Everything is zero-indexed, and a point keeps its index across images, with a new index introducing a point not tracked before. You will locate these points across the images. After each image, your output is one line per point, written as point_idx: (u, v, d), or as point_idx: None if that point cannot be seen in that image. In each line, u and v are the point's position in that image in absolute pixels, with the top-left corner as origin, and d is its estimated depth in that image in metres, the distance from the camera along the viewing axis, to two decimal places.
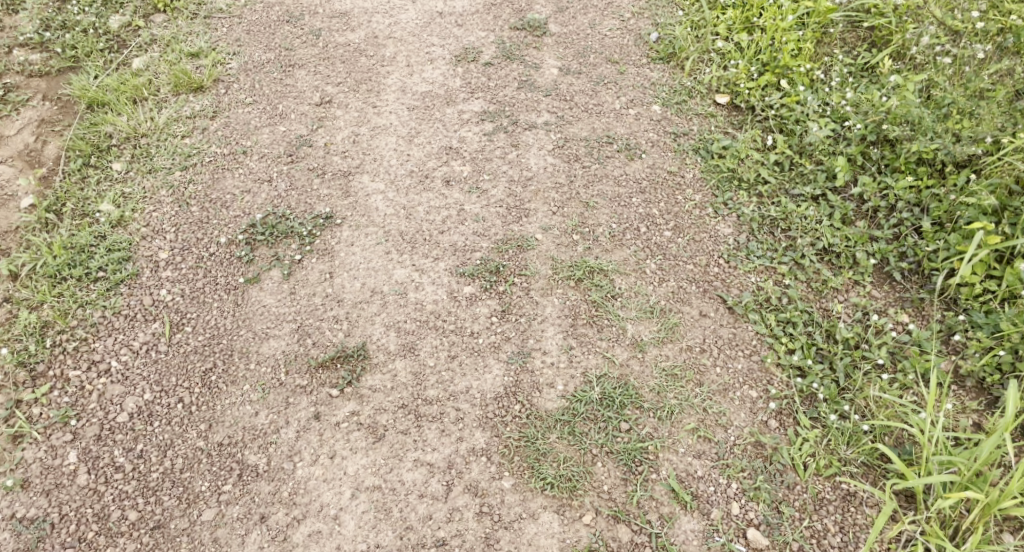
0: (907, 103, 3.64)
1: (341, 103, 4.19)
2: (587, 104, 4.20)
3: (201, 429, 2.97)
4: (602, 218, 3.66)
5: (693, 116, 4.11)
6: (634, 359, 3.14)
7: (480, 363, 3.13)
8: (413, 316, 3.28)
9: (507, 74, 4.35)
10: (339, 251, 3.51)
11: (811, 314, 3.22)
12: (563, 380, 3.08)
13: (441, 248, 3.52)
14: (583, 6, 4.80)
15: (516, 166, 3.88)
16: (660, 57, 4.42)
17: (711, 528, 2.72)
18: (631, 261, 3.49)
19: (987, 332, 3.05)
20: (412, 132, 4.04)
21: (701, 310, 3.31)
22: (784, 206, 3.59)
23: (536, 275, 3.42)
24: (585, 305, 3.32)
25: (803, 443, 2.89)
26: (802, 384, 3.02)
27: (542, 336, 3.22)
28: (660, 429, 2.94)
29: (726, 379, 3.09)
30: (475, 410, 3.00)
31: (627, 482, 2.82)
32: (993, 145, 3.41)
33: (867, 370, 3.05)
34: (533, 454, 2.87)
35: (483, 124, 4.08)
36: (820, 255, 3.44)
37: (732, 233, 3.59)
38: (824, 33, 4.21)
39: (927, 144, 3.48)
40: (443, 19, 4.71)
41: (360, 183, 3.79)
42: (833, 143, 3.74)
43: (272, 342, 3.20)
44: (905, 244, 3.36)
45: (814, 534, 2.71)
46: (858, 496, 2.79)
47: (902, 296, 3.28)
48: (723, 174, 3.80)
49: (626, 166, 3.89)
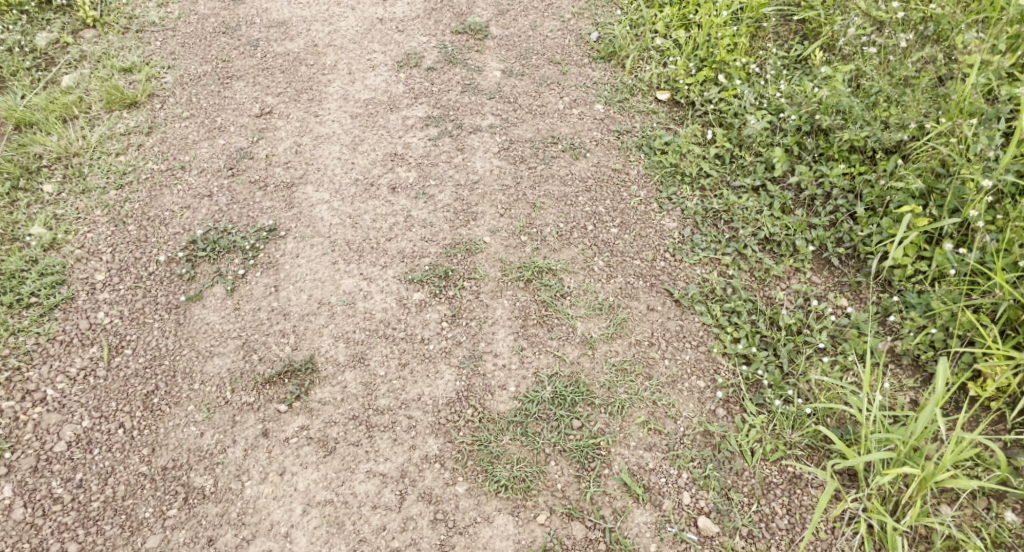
0: (838, 92, 3.74)
1: (282, 113, 4.14)
2: (531, 105, 4.23)
3: (144, 454, 2.90)
4: (549, 218, 3.69)
5: (635, 114, 4.17)
6: (585, 356, 3.17)
7: (432, 370, 3.13)
8: (362, 326, 3.26)
9: (450, 78, 4.35)
10: (284, 263, 3.46)
11: (754, 303, 3.30)
12: (515, 381, 3.10)
13: (389, 256, 3.50)
14: (523, 8, 4.84)
15: (462, 170, 3.88)
16: (602, 57, 4.48)
17: (663, 519, 2.76)
18: (579, 259, 3.52)
19: (920, 312, 3.16)
20: (356, 140, 4.01)
21: (649, 304, 3.36)
22: (725, 199, 3.67)
23: (485, 278, 3.43)
24: (535, 306, 3.34)
25: (749, 429, 2.96)
26: (747, 372, 3.10)
27: (492, 339, 3.23)
28: (612, 424, 2.98)
29: (674, 370, 3.14)
30: (427, 417, 2.99)
31: (580, 479, 2.85)
32: (918, 130, 3.50)
33: (809, 353, 3.13)
34: (486, 457, 2.88)
35: (428, 129, 4.08)
36: (761, 244, 3.53)
37: (677, 227, 3.65)
38: (757, 28, 4.34)
39: (857, 132, 3.58)
40: (384, 25, 4.69)
41: (304, 194, 3.75)
42: (770, 134, 3.83)
43: (217, 359, 3.15)
44: (841, 230, 3.47)
45: (763, 518, 2.77)
46: (804, 477, 2.86)
47: (840, 280, 3.39)
48: (666, 169, 3.87)
49: (571, 165, 3.93)
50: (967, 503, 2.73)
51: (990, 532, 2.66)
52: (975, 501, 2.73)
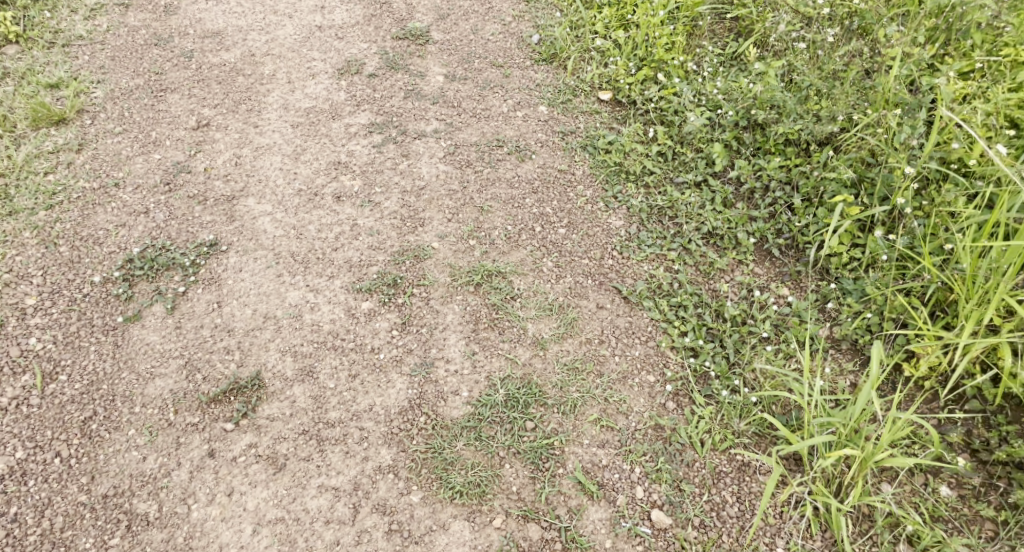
0: (771, 87, 3.84)
1: (220, 125, 4.06)
2: (475, 109, 4.23)
3: (83, 482, 2.80)
4: (497, 221, 3.69)
5: (579, 115, 4.21)
6: (536, 357, 3.19)
7: (383, 379, 3.10)
8: (310, 338, 3.21)
9: (392, 85, 4.33)
10: (227, 278, 3.39)
11: (700, 296, 3.36)
12: (467, 386, 3.09)
13: (336, 266, 3.46)
14: (463, 13, 4.84)
15: (408, 177, 3.86)
16: (543, 59, 4.51)
17: (617, 515, 2.78)
18: (528, 261, 3.54)
19: (856, 297, 3.26)
20: (298, 149, 3.96)
21: (598, 302, 3.40)
22: (669, 195, 3.73)
23: (435, 284, 3.42)
24: (485, 309, 3.34)
25: (699, 420, 3.01)
26: (695, 364, 3.15)
27: (444, 344, 3.22)
28: (565, 423, 3.00)
29: (624, 367, 3.18)
30: (380, 427, 2.96)
31: (535, 480, 2.86)
32: (847, 121, 3.61)
33: (753, 343, 3.20)
34: (440, 464, 2.87)
35: (371, 136, 4.05)
36: (705, 238, 3.60)
37: (623, 225, 3.70)
38: (694, 26, 4.44)
39: (791, 126, 3.68)
40: (323, 32, 4.64)
41: (246, 207, 3.68)
42: (710, 130, 3.91)
43: (159, 381, 3.07)
44: (780, 221, 3.56)
45: (714, 507, 2.81)
46: (752, 465, 2.92)
47: (781, 270, 3.48)
48: (611, 168, 3.91)
49: (517, 167, 3.95)
50: (906, 481, 2.83)
51: (928, 507, 2.75)
52: (913, 477, 2.83)
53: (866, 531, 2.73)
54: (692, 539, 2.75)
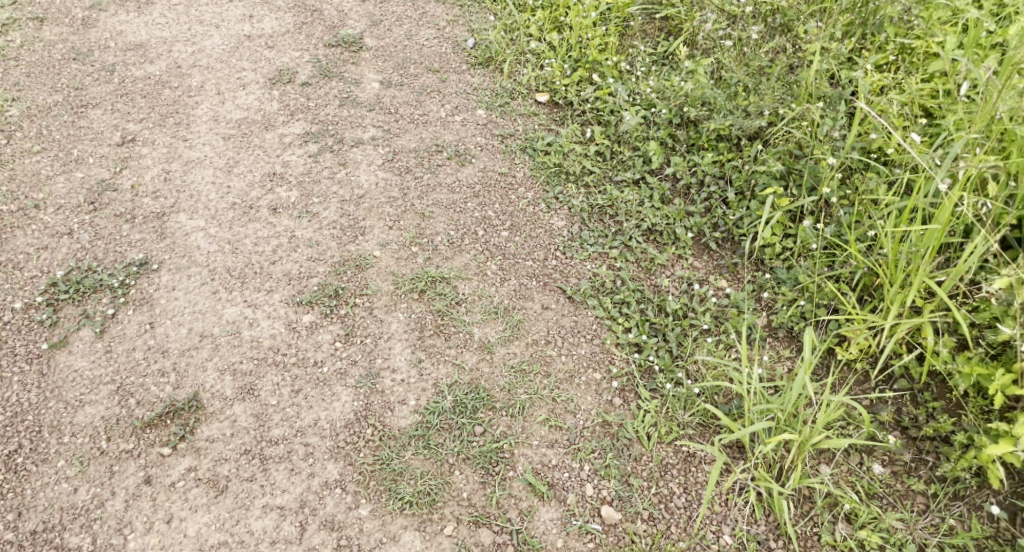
0: (702, 85, 3.93)
1: (146, 140, 3.93)
2: (412, 115, 4.20)
3: (10, 519, 2.68)
4: (439, 226, 3.68)
5: (517, 117, 4.22)
6: (483, 361, 3.18)
7: (327, 393, 3.05)
8: (250, 355, 3.14)
9: (326, 93, 4.26)
10: (159, 298, 3.29)
11: (642, 292, 3.40)
12: (415, 394, 3.06)
13: (275, 279, 3.39)
14: (397, 18, 4.80)
15: (346, 186, 3.81)
16: (479, 63, 4.51)
17: (568, 513, 2.79)
18: (472, 265, 3.53)
19: (790, 286, 3.35)
20: (231, 162, 3.87)
21: (543, 303, 3.41)
22: (609, 194, 3.77)
23: (378, 293, 3.38)
24: (430, 316, 3.32)
25: (645, 415, 3.04)
26: (639, 359, 3.19)
27: (389, 354, 3.18)
28: (514, 426, 3.00)
29: (571, 366, 3.20)
30: (325, 442, 2.91)
31: (486, 485, 2.85)
32: (774, 116, 3.72)
33: (695, 335, 3.25)
34: (389, 475, 2.83)
35: (307, 145, 3.98)
36: (645, 235, 3.65)
37: (565, 225, 3.72)
38: (626, 27, 4.51)
39: (722, 122, 3.78)
40: (252, 42, 4.55)
41: (177, 223, 3.58)
42: (645, 129, 3.98)
43: (90, 408, 2.96)
44: (716, 215, 3.64)
45: (662, 499, 2.85)
46: (697, 455, 2.97)
47: (719, 263, 3.54)
48: (551, 169, 3.93)
49: (457, 172, 3.94)
50: (842, 461, 2.91)
51: (864, 486, 2.84)
52: (849, 458, 2.92)
53: (807, 512, 2.80)
54: (642, 532, 2.77)
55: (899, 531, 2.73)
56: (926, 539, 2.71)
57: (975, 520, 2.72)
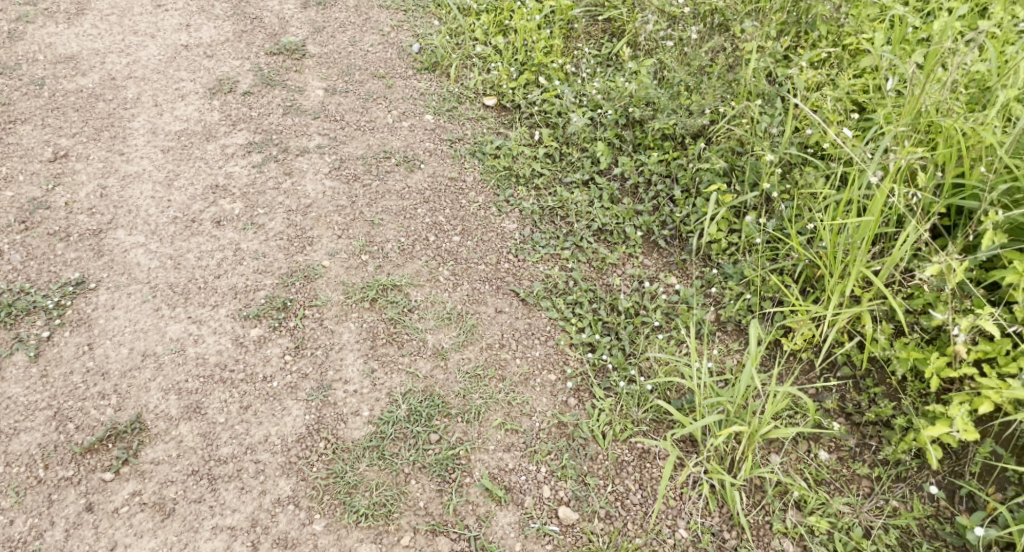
0: (645, 85, 3.98)
1: (80, 155, 3.81)
2: (359, 122, 4.16)
3: None
4: (389, 233, 3.64)
5: (465, 121, 4.21)
6: (438, 368, 3.16)
7: (278, 408, 2.99)
8: (196, 373, 3.06)
9: (269, 102, 4.19)
10: (98, 318, 3.19)
11: (595, 292, 3.42)
12: (368, 405, 3.02)
13: (220, 293, 3.32)
14: (340, 25, 4.74)
15: (292, 195, 3.74)
16: (425, 68, 4.48)
17: (525, 516, 2.79)
18: (424, 271, 3.51)
19: (736, 280, 3.41)
20: (170, 175, 3.77)
21: (496, 307, 3.40)
22: (559, 195, 3.79)
23: (328, 303, 3.33)
24: (383, 324, 3.29)
25: (599, 414, 3.06)
26: (593, 358, 3.21)
27: (341, 365, 3.14)
28: (470, 431, 2.99)
29: (525, 368, 3.20)
30: (277, 458, 2.86)
31: (442, 493, 2.82)
32: (715, 114, 3.79)
33: (647, 333, 3.28)
34: (343, 488, 2.79)
35: (250, 156, 3.91)
36: (596, 235, 3.67)
37: (517, 228, 3.72)
38: (570, 29, 4.54)
39: (666, 121, 3.83)
40: (190, 51, 4.45)
41: (115, 239, 3.47)
42: (592, 130, 4.01)
43: (25, 436, 2.85)
44: (664, 213, 3.68)
45: (618, 497, 2.86)
46: (652, 451, 2.99)
47: (668, 260, 3.59)
48: (500, 172, 3.93)
49: (406, 178, 3.91)
50: (791, 449, 2.97)
51: (812, 473, 2.90)
52: (798, 446, 2.97)
53: (759, 501, 2.84)
54: (599, 531, 2.77)
55: (847, 515, 2.79)
56: (872, 521, 2.77)
57: (917, 500, 2.80)
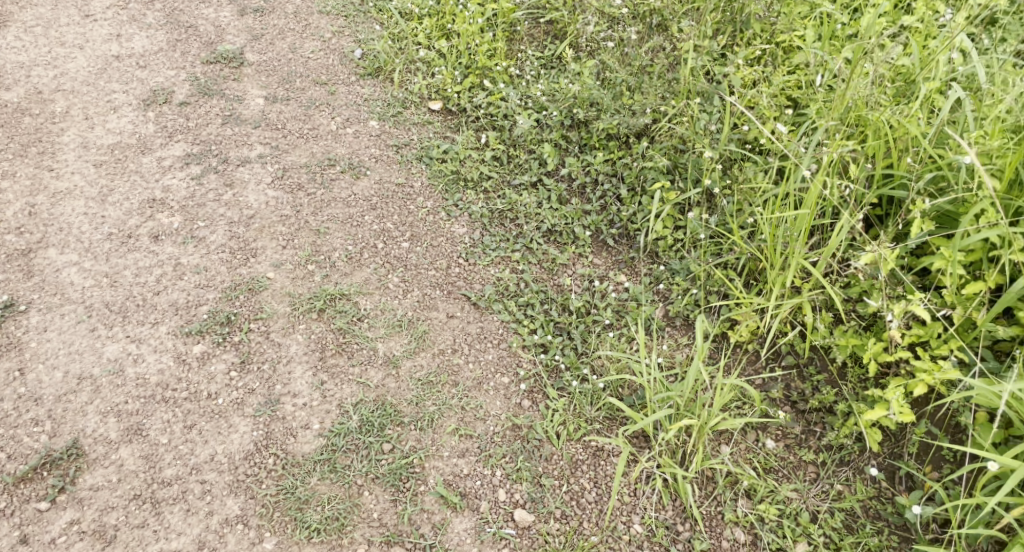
0: (588, 86, 4.01)
1: (6, 172, 3.67)
2: (301, 130, 4.09)
3: None
4: (336, 242, 3.59)
5: (410, 127, 4.17)
6: (389, 377, 3.12)
7: (224, 425, 2.92)
8: (136, 394, 2.97)
9: (206, 112, 4.09)
10: (29, 341, 3.07)
11: (546, 293, 3.42)
12: (318, 418, 2.97)
13: (161, 310, 3.22)
14: (279, 32, 4.66)
15: (234, 207, 3.66)
16: (368, 73, 4.44)
17: (481, 521, 2.77)
18: (373, 279, 3.46)
19: (683, 276, 3.45)
20: (104, 190, 3.65)
21: (447, 312, 3.38)
22: (508, 198, 3.78)
23: (274, 316, 3.26)
24: (332, 334, 3.23)
25: (553, 414, 3.06)
26: (546, 359, 3.21)
27: (289, 379, 3.08)
28: (423, 439, 2.96)
29: (478, 373, 3.18)
30: (223, 477, 2.78)
31: (396, 503, 2.79)
32: (656, 113, 3.84)
33: (598, 331, 3.30)
34: (294, 504, 2.73)
35: (189, 167, 3.81)
36: (546, 236, 3.68)
37: (467, 232, 3.71)
38: (512, 32, 4.54)
39: (610, 121, 3.87)
40: (121, 62, 4.32)
41: (45, 259, 3.35)
42: (538, 131, 4.02)
43: None
44: (611, 212, 3.71)
45: (574, 496, 2.87)
46: (606, 449, 3.01)
47: (617, 259, 3.61)
48: (448, 177, 3.91)
49: (352, 185, 3.86)
50: (741, 440, 3.02)
51: (761, 462, 2.95)
52: (747, 436, 3.02)
53: (711, 493, 2.88)
54: (555, 531, 2.77)
55: (795, 501, 2.85)
56: (819, 506, 2.83)
57: (860, 483, 2.87)
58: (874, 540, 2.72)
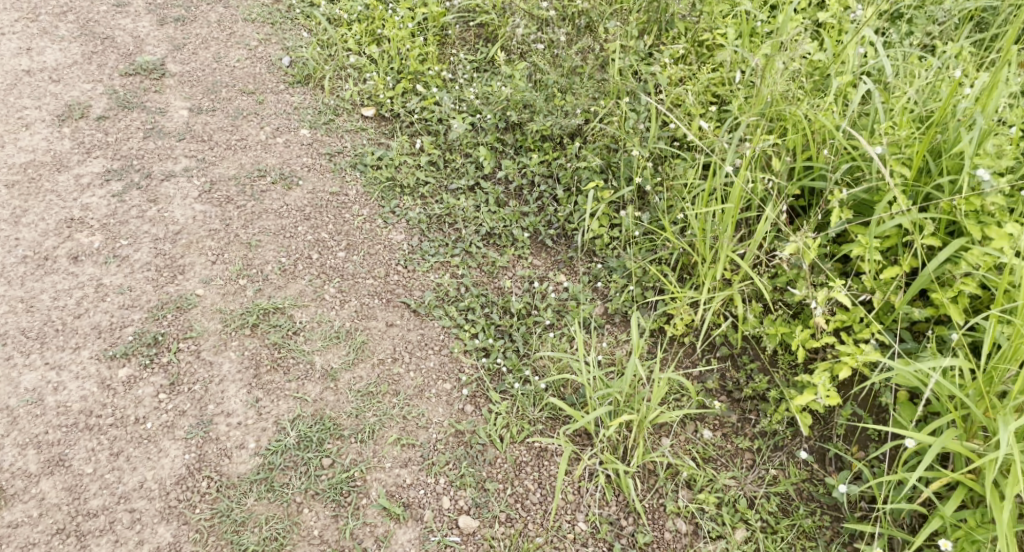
0: (521, 89, 4.02)
1: None
2: (229, 141, 3.99)
3: None
4: (269, 255, 3.51)
5: (343, 134, 4.11)
6: (328, 390, 3.07)
7: (153, 450, 2.82)
8: (58, 423, 2.85)
9: (126, 125, 3.95)
10: None
11: (486, 296, 3.42)
12: (254, 436, 2.90)
13: (82, 334, 3.10)
14: (202, 41, 4.53)
15: (159, 223, 3.54)
16: (298, 81, 4.35)
17: (425, 530, 2.75)
18: (309, 291, 3.40)
19: (620, 274, 3.49)
20: (17, 212, 3.49)
21: (387, 320, 3.34)
22: (446, 202, 3.76)
23: (204, 334, 3.17)
24: (267, 350, 3.16)
25: (497, 418, 3.05)
26: (488, 363, 3.20)
27: (222, 398, 2.99)
28: (364, 451, 2.91)
29: (419, 381, 3.15)
30: (154, 504, 2.69)
31: (338, 518, 2.74)
32: (588, 113, 3.87)
33: (539, 332, 3.30)
34: (230, 527, 2.66)
35: (109, 184, 3.67)
36: (485, 240, 3.67)
37: (405, 238, 3.67)
38: (444, 35, 4.52)
39: (543, 122, 3.88)
40: (33, 77, 4.14)
41: None
42: (474, 135, 4.01)
43: None
44: (548, 213, 3.73)
45: (518, 498, 2.87)
46: (550, 449, 3.01)
47: (556, 259, 3.62)
48: (384, 184, 3.86)
49: (284, 196, 3.77)
50: (680, 432, 3.06)
51: (700, 452, 3.00)
52: (686, 428, 3.07)
53: (653, 485, 2.92)
54: (499, 535, 2.77)
55: (733, 488, 2.90)
56: (756, 492, 2.89)
57: (793, 466, 2.94)
58: (808, 521, 2.79)
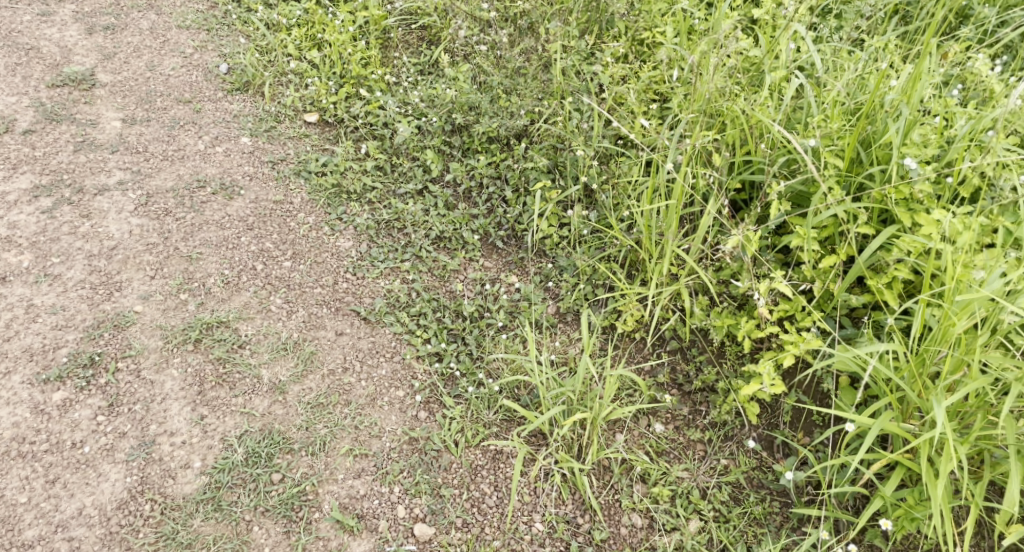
0: (466, 91, 3.99)
1: None
2: (165, 151, 3.87)
3: None
4: (211, 267, 3.41)
5: (285, 141, 4.03)
6: (277, 403, 3.00)
7: (93, 475, 2.72)
8: None
9: (55, 139, 3.81)
10: None
11: (438, 301, 3.38)
12: (199, 455, 2.81)
13: (12, 358, 2.97)
14: (134, 49, 4.40)
15: (93, 239, 3.42)
16: (236, 88, 4.25)
17: (380, 541, 2.71)
18: (254, 302, 3.32)
19: (570, 273, 3.49)
20: None
21: (336, 329, 3.28)
22: (394, 207, 3.71)
23: (145, 352, 3.06)
24: (211, 365, 3.07)
25: (451, 423, 3.02)
26: (441, 368, 3.17)
27: (165, 417, 2.90)
28: (316, 464, 2.85)
29: (371, 389, 3.10)
30: (94, 531, 2.59)
31: (290, 534, 2.68)
32: (533, 114, 3.87)
33: (492, 334, 3.28)
34: (176, 550, 2.58)
35: (38, 201, 3.53)
36: (435, 244, 3.63)
37: (353, 245, 3.62)
38: (386, 39, 4.47)
39: (489, 124, 3.87)
40: None
41: None
42: (420, 138, 3.97)
43: None
44: (498, 215, 3.71)
45: (474, 503, 2.84)
46: (505, 451, 3.00)
47: (507, 260, 3.61)
48: (329, 190, 3.79)
49: (225, 206, 3.68)
50: (634, 427, 3.08)
51: (654, 446, 3.02)
52: (639, 423, 3.09)
53: (608, 482, 2.93)
54: (456, 541, 2.74)
55: (686, 480, 2.93)
56: (708, 482, 2.93)
57: (743, 455, 2.98)
58: (759, 509, 2.84)
